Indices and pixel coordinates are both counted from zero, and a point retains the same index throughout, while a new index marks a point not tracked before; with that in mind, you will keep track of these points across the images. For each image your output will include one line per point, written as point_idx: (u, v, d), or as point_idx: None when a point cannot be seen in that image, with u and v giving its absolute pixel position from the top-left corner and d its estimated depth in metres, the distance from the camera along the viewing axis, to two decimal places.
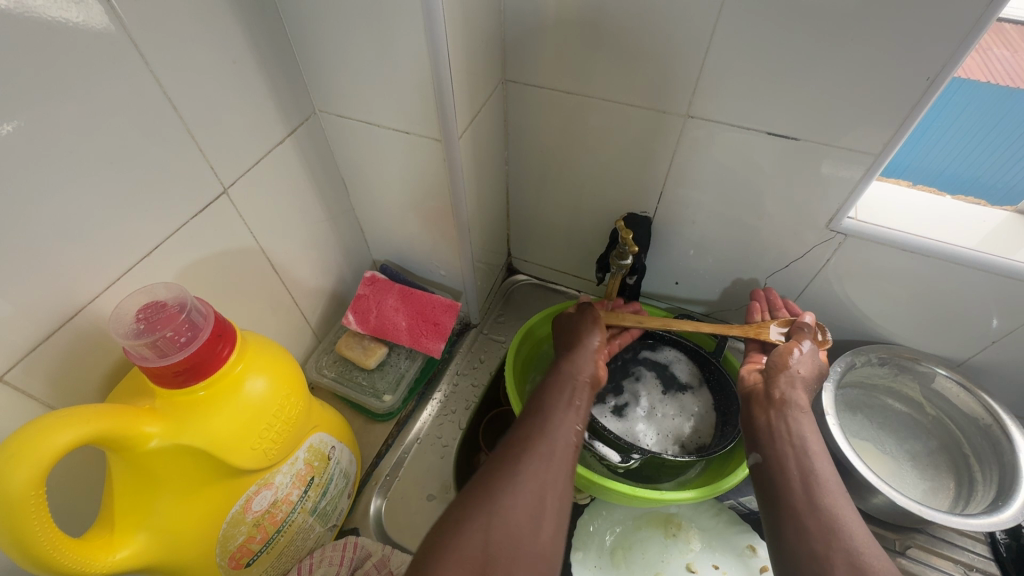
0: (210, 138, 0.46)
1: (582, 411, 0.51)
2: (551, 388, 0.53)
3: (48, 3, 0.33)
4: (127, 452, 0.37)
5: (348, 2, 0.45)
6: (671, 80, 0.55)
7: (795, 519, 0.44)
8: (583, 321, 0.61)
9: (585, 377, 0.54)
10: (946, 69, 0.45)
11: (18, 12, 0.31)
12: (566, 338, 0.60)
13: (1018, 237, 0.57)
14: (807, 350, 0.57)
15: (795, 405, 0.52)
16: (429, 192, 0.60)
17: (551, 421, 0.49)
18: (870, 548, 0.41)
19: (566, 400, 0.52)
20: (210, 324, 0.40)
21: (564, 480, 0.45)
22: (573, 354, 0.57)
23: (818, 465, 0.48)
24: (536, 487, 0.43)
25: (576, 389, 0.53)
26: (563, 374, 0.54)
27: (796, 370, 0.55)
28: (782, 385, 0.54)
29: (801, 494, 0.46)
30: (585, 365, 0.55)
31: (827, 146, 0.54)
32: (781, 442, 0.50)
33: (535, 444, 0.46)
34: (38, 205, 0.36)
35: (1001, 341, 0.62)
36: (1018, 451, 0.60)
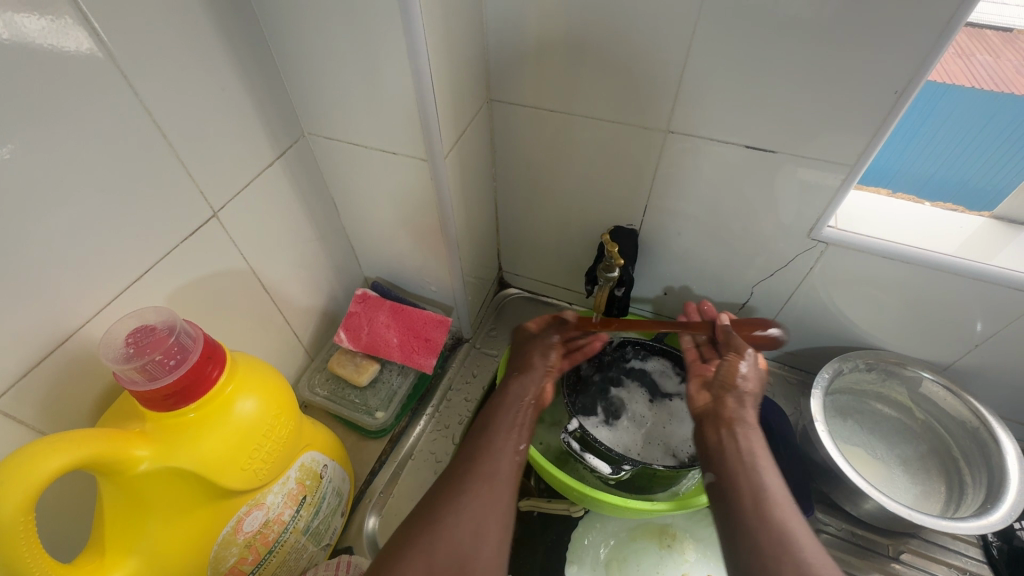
0: (201, 163, 0.47)
1: (526, 430, 0.52)
2: (497, 408, 0.53)
3: (40, 33, 0.34)
4: (115, 476, 0.37)
5: (334, 30, 0.47)
6: (651, 96, 0.57)
7: (747, 545, 0.41)
8: (533, 339, 0.61)
9: (531, 400, 0.55)
10: (914, 82, 0.47)
11: (13, 43, 0.33)
12: (515, 358, 0.60)
13: (997, 242, 0.59)
14: (749, 363, 0.54)
15: (744, 423, 0.50)
16: (417, 209, 0.62)
17: (492, 446, 0.49)
18: (821, 560, 0.39)
19: (509, 422, 0.52)
20: (200, 346, 0.40)
21: (506, 500, 0.46)
22: (522, 375, 0.57)
23: (768, 482, 0.45)
24: (479, 511, 0.44)
25: (522, 411, 0.53)
26: (510, 397, 0.55)
27: (744, 388, 0.53)
28: (732, 403, 0.52)
29: (748, 504, 0.44)
30: (532, 387, 0.55)
31: (804, 158, 0.55)
32: (729, 459, 0.48)
33: (479, 468, 0.47)
34: (32, 232, 0.37)
35: (983, 344, 0.63)
36: (1005, 453, 0.61)
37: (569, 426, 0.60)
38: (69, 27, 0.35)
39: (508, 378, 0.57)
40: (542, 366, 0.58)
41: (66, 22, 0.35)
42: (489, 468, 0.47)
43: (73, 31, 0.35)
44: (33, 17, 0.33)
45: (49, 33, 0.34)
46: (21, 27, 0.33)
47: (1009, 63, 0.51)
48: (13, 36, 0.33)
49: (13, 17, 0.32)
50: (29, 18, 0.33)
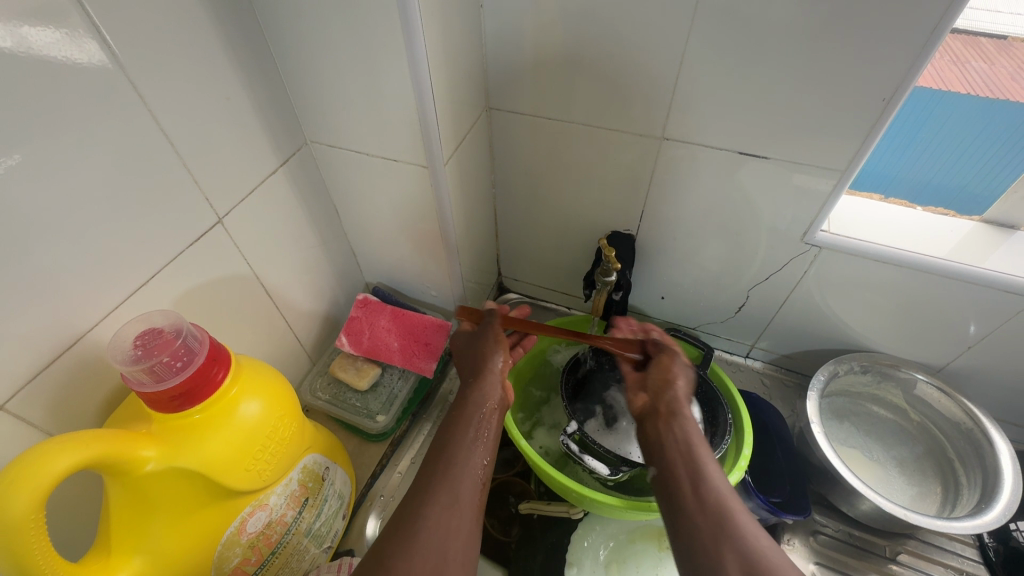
0: (207, 170, 0.49)
1: (487, 443, 0.49)
2: (455, 421, 0.48)
3: (52, 45, 0.35)
4: (123, 476, 0.38)
5: (337, 42, 0.48)
6: (646, 105, 0.58)
7: (688, 542, 0.40)
8: (483, 336, 0.57)
9: (492, 405, 0.51)
10: (901, 90, 0.48)
11: (26, 55, 0.34)
12: (469, 356, 0.56)
13: (988, 245, 0.60)
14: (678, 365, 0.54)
15: (681, 415, 0.50)
16: (417, 215, 0.63)
17: (454, 457, 0.46)
18: (766, 540, 0.38)
19: (471, 433, 0.48)
20: (205, 348, 0.41)
21: (468, 524, 0.42)
22: (479, 380, 0.52)
23: (709, 467, 0.44)
24: (436, 545, 0.39)
25: (482, 420, 0.49)
26: (466, 407, 0.50)
27: (677, 383, 0.52)
28: (669, 398, 0.51)
29: (688, 496, 0.43)
30: (493, 392, 0.51)
31: (796, 164, 0.56)
32: (672, 450, 0.47)
33: (437, 496, 0.42)
34: (46, 237, 0.38)
35: (976, 346, 0.64)
36: (999, 453, 0.62)
37: (567, 429, 0.62)
38: (79, 38, 0.36)
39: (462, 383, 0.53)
40: (497, 364, 0.54)
41: (79, 34, 0.36)
42: (447, 496, 0.42)
43: (84, 42, 0.37)
44: (46, 30, 0.35)
45: (60, 45, 0.36)
46: (32, 41, 0.34)
47: (1003, 70, 0.53)
48: (25, 49, 0.34)
49: (25, 30, 0.34)
50: (41, 31, 0.34)
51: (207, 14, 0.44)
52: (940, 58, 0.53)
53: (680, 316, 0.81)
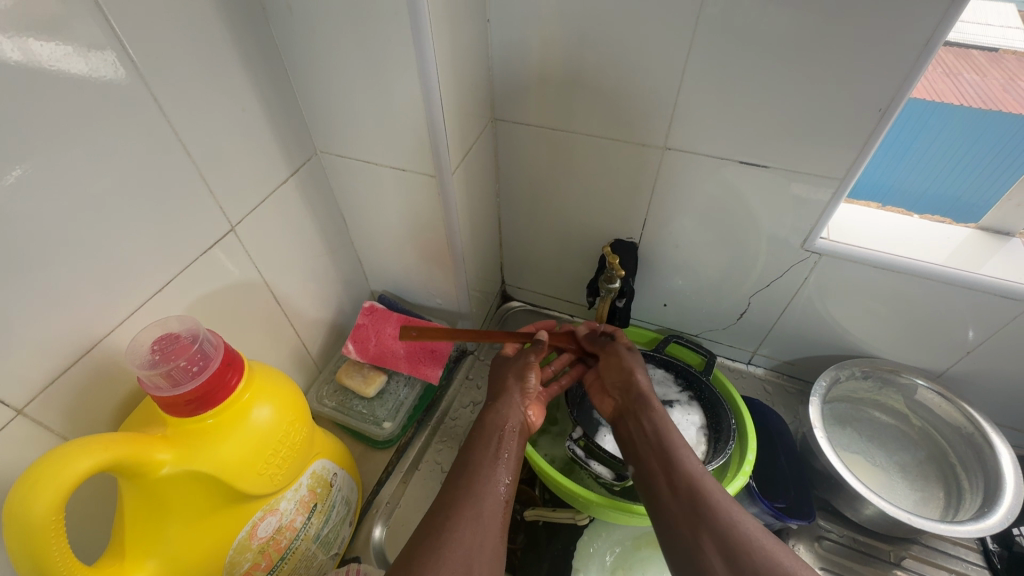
0: (219, 179, 0.50)
1: (510, 462, 0.51)
2: (476, 443, 0.52)
3: (77, 59, 0.37)
4: (139, 478, 0.38)
5: (349, 55, 0.50)
6: (648, 116, 0.60)
7: (671, 531, 0.45)
8: (509, 362, 0.62)
9: (512, 427, 0.54)
10: (896, 101, 0.50)
11: (53, 66, 0.36)
12: (495, 381, 0.60)
13: (984, 251, 0.61)
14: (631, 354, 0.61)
15: (648, 405, 0.55)
16: (424, 224, 0.64)
17: (479, 476, 0.48)
18: (729, 509, 0.44)
19: (493, 454, 0.51)
20: (220, 353, 0.41)
21: (494, 538, 0.44)
22: (498, 403, 0.56)
23: (679, 450, 0.50)
24: (463, 558, 0.42)
25: (503, 441, 0.52)
26: (487, 427, 0.53)
27: (636, 375, 0.58)
28: (637, 393, 0.57)
29: (665, 487, 0.47)
30: (511, 414, 0.55)
31: (796, 173, 0.58)
32: (647, 446, 0.52)
33: (462, 512, 0.45)
34: (64, 244, 0.39)
35: (975, 351, 0.65)
36: (1000, 457, 0.62)
37: (573, 434, 0.63)
38: (96, 49, 0.37)
39: (484, 407, 0.57)
40: (519, 388, 0.58)
41: (101, 48, 0.38)
42: (472, 513, 0.45)
43: (101, 53, 0.38)
44: (62, 43, 0.35)
45: (76, 56, 0.36)
46: (50, 54, 0.35)
47: (995, 81, 0.55)
48: (44, 62, 0.35)
49: (41, 44, 0.34)
50: (56, 44, 0.35)
51: (223, 29, 0.46)
52: (933, 70, 0.55)
53: (682, 323, 0.82)
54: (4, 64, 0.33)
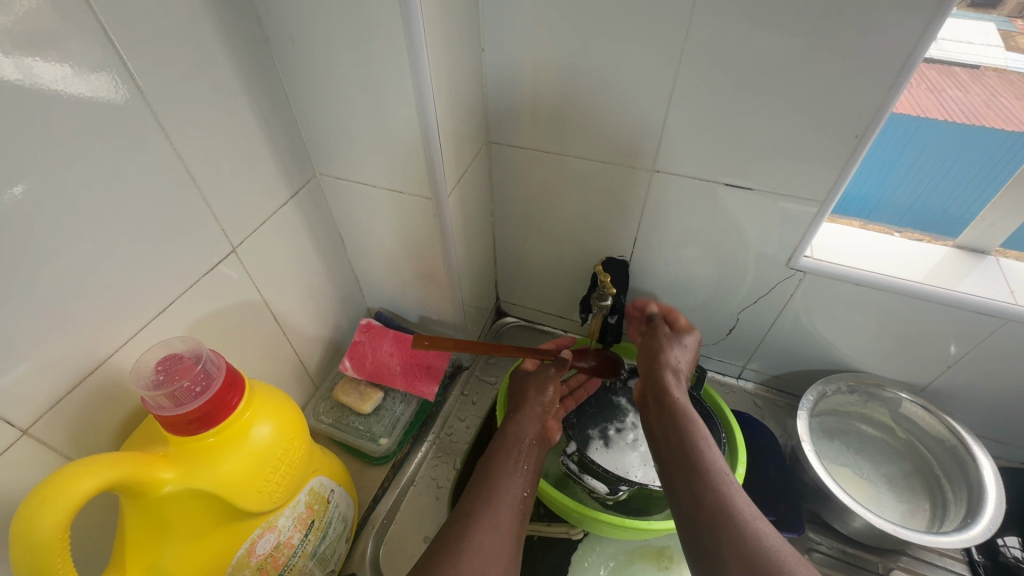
0: (223, 202, 0.51)
1: (528, 474, 0.53)
2: (498, 453, 0.54)
3: (77, 79, 0.37)
4: (141, 497, 0.39)
5: (348, 82, 0.52)
6: (637, 140, 0.62)
7: (692, 534, 0.43)
8: (529, 377, 0.65)
9: (531, 439, 0.57)
10: (872, 126, 0.52)
11: (56, 87, 0.36)
12: (516, 395, 0.63)
13: (961, 269, 0.63)
14: (686, 344, 0.62)
15: (676, 399, 0.54)
16: (420, 244, 0.65)
17: (498, 486, 0.50)
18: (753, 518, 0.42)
19: (513, 464, 0.53)
20: (223, 373, 0.42)
21: (512, 545, 0.46)
22: (519, 416, 0.59)
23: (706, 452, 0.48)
24: (479, 563, 0.43)
25: (523, 451, 0.55)
26: (509, 439, 0.56)
27: (676, 366, 0.59)
28: (671, 383, 0.56)
29: (687, 490, 0.46)
30: (530, 427, 0.58)
31: (779, 194, 0.60)
32: (670, 441, 0.51)
33: (480, 520, 0.46)
34: (70, 264, 0.40)
35: (955, 365, 0.67)
36: (981, 469, 0.64)
37: (567, 449, 0.64)
38: (97, 71, 0.38)
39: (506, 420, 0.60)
40: (539, 403, 0.61)
41: (99, 69, 0.38)
42: (490, 520, 0.46)
43: (100, 75, 0.39)
44: (63, 65, 0.36)
45: (77, 78, 0.37)
46: (52, 77, 0.36)
47: (977, 97, 0.57)
48: (46, 84, 0.36)
49: (42, 65, 0.35)
50: (57, 65, 0.36)
51: (230, 58, 0.48)
52: (917, 86, 0.58)
53: None
54: (3, 83, 0.34)
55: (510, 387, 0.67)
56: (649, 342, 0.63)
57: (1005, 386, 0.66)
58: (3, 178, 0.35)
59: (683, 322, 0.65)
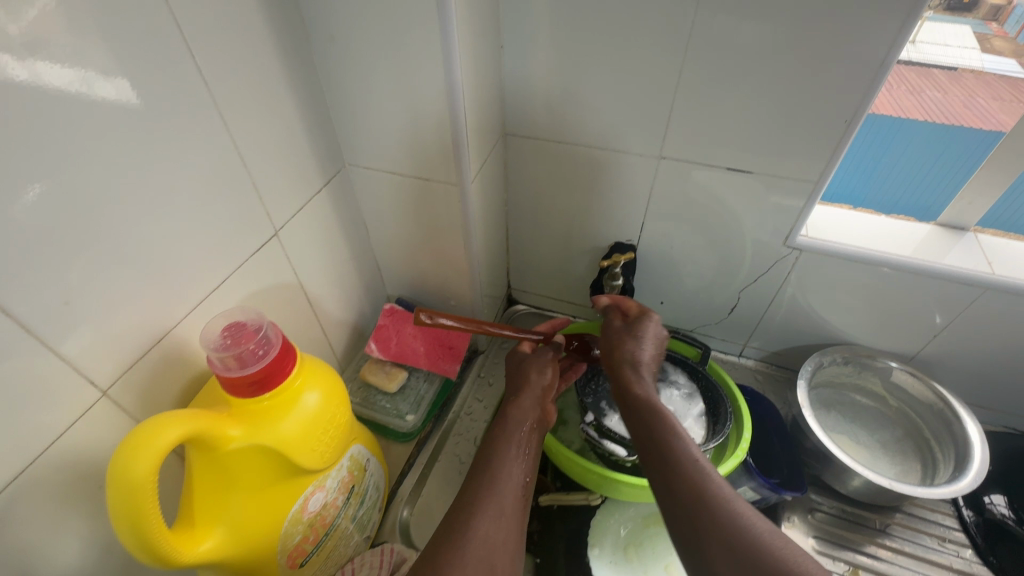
0: (267, 187, 0.55)
1: (527, 458, 0.55)
2: (500, 436, 0.54)
3: (98, 85, 0.38)
4: (211, 450, 0.42)
5: (381, 74, 0.56)
6: (645, 128, 0.67)
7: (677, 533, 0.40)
8: (528, 358, 0.64)
9: (531, 424, 0.57)
10: (860, 111, 0.57)
11: (84, 94, 0.37)
12: (514, 376, 0.63)
13: (944, 245, 0.69)
14: (647, 333, 0.57)
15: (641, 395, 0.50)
16: (442, 229, 0.70)
17: (500, 473, 0.50)
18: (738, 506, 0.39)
19: (514, 448, 0.53)
20: (280, 341, 0.46)
21: (512, 534, 0.46)
22: (520, 398, 0.59)
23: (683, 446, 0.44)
24: (484, 554, 0.43)
25: (523, 437, 0.55)
26: (509, 421, 0.56)
27: (641, 358, 0.54)
28: (633, 377, 0.53)
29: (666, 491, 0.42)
30: (531, 411, 0.58)
31: (777, 176, 0.65)
32: (643, 439, 0.47)
33: (484, 506, 0.46)
34: (143, 242, 0.43)
35: (941, 334, 0.72)
36: (967, 428, 0.69)
37: (586, 418, 0.68)
38: (110, 77, 0.38)
39: (505, 402, 0.60)
40: (539, 385, 0.61)
41: (113, 75, 0.38)
42: (496, 508, 0.46)
43: (114, 81, 0.39)
44: (82, 69, 0.36)
45: (99, 85, 0.38)
46: (70, 79, 0.36)
47: (954, 97, 0.63)
48: (62, 87, 0.36)
49: (58, 68, 0.35)
50: (75, 72, 0.36)
51: (274, 54, 0.52)
52: (898, 88, 0.63)
53: (677, 320, 0.88)
54: (57, 91, 0.35)
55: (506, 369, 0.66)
56: (612, 333, 0.59)
57: (987, 352, 0.71)
58: (78, 163, 0.37)
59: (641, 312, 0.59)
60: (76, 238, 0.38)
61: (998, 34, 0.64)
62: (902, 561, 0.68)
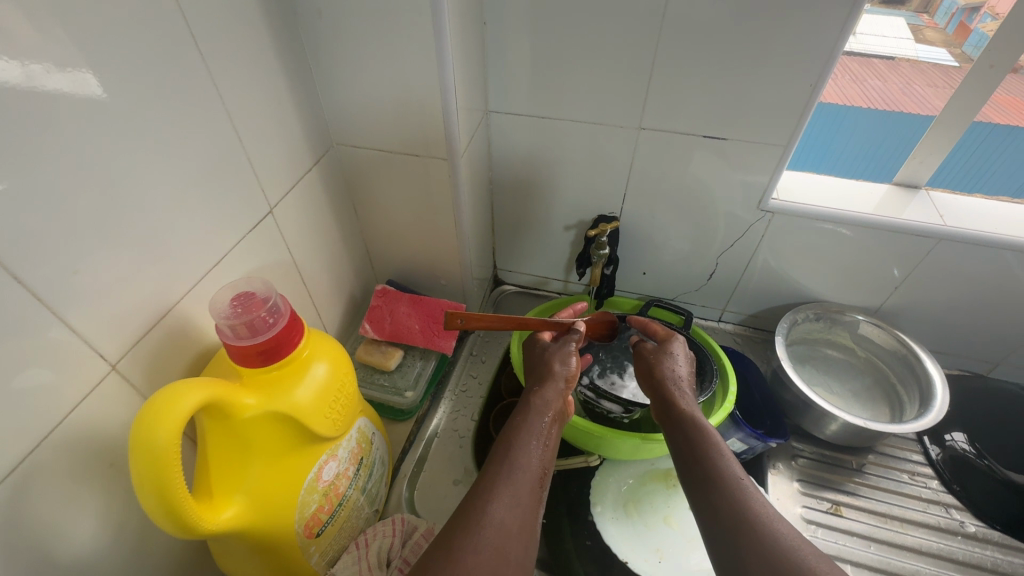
0: (260, 165, 0.55)
1: (549, 451, 0.50)
2: (520, 419, 0.51)
3: (54, 80, 0.35)
4: (228, 419, 0.43)
5: (369, 48, 0.56)
6: (625, 101, 0.69)
7: (720, 543, 0.42)
8: (550, 349, 0.60)
9: (553, 413, 0.53)
10: (824, 77, 0.61)
11: (37, 90, 0.34)
12: (538, 367, 0.59)
13: (902, 201, 0.74)
14: (682, 355, 0.61)
15: (682, 409, 0.53)
16: (432, 207, 0.71)
17: (519, 455, 0.47)
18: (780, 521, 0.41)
19: (537, 432, 0.50)
20: (288, 310, 0.47)
21: (527, 520, 0.43)
22: (543, 389, 0.55)
23: (728, 465, 0.46)
24: (496, 543, 0.40)
25: (545, 429, 0.51)
26: (531, 409, 0.52)
27: (681, 376, 0.57)
28: (676, 390, 0.55)
29: (707, 504, 0.44)
30: (555, 402, 0.53)
31: (749, 142, 0.69)
32: (687, 450, 0.49)
33: (501, 491, 0.44)
34: (139, 218, 0.43)
35: (902, 286, 0.78)
36: (928, 370, 0.75)
37: (582, 381, 0.70)
38: (72, 69, 0.36)
39: (527, 390, 0.56)
40: (562, 375, 0.57)
41: (71, 67, 0.36)
42: (511, 495, 0.44)
43: (74, 73, 0.36)
44: (34, 63, 0.34)
45: (57, 78, 0.35)
46: (19, 74, 0.33)
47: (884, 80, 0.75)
48: (13, 85, 0.33)
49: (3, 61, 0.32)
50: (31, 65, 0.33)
51: (262, 29, 0.52)
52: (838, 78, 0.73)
53: (659, 289, 0.92)
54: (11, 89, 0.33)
55: (528, 358, 0.63)
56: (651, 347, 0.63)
57: (941, 300, 0.78)
58: (71, 135, 0.37)
59: (672, 337, 0.63)
60: (78, 209, 0.38)
61: (926, 27, 0.79)
62: (879, 495, 0.73)
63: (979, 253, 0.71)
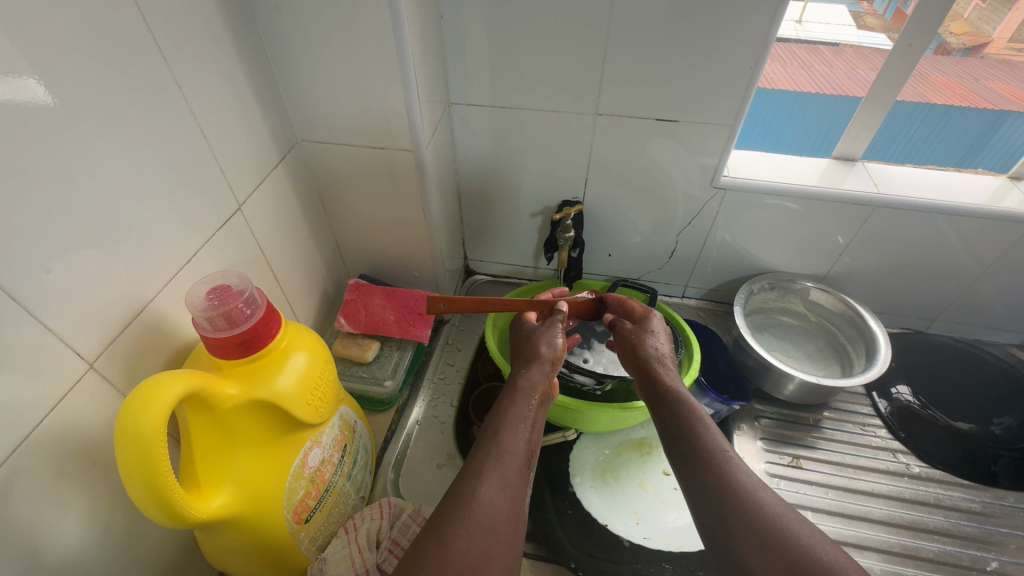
0: (225, 162, 0.55)
1: (535, 431, 0.52)
2: (506, 400, 0.53)
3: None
4: (212, 408, 0.44)
5: (328, 43, 0.57)
6: (581, 88, 0.72)
7: (709, 509, 0.44)
8: (537, 331, 0.63)
9: (539, 391, 0.55)
10: (763, 58, 0.65)
11: None
12: (524, 350, 0.61)
13: (841, 173, 0.79)
14: (660, 330, 0.63)
15: (666, 384, 0.55)
16: (399, 199, 0.72)
17: (507, 436, 0.49)
18: (760, 485, 0.45)
19: (522, 410, 0.52)
20: (263, 304, 0.48)
21: (515, 498, 0.45)
22: (528, 370, 0.57)
23: (714, 437, 0.48)
24: (488, 523, 0.42)
25: (531, 411, 0.52)
26: (517, 390, 0.54)
27: (662, 353, 0.59)
28: (655, 364, 0.58)
29: (694, 474, 0.47)
30: (539, 380, 0.56)
31: (699, 124, 0.73)
32: (673, 423, 0.51)
33: (492, 473, 0.45)
34: (107, 217, 0.43)
35: (845, 252, 0.84)
36: (871, 327, 0.81)
37: None
38: (18, 76, 0.35)
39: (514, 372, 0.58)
40: (547, 357, 0.59)
41: (16, 75, 0.35)
42: (500, 477, 0.45)
43: (19, 80, 0.35)
44: None
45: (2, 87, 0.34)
46: None
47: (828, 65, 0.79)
48: None
49: None
50: None
51: (220, 27, 0.52)
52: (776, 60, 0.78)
53: (624, 269, 0.96)
54: None
55: (516, 342, 0.64)
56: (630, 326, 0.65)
57: (881, 263, 0.84)
58: (31, 135, 0.36)
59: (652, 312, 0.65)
60: (45, 207, 0.38)
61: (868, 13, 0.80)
62: (835, 447, 0.79)
63: (911, 217, 0.77)
